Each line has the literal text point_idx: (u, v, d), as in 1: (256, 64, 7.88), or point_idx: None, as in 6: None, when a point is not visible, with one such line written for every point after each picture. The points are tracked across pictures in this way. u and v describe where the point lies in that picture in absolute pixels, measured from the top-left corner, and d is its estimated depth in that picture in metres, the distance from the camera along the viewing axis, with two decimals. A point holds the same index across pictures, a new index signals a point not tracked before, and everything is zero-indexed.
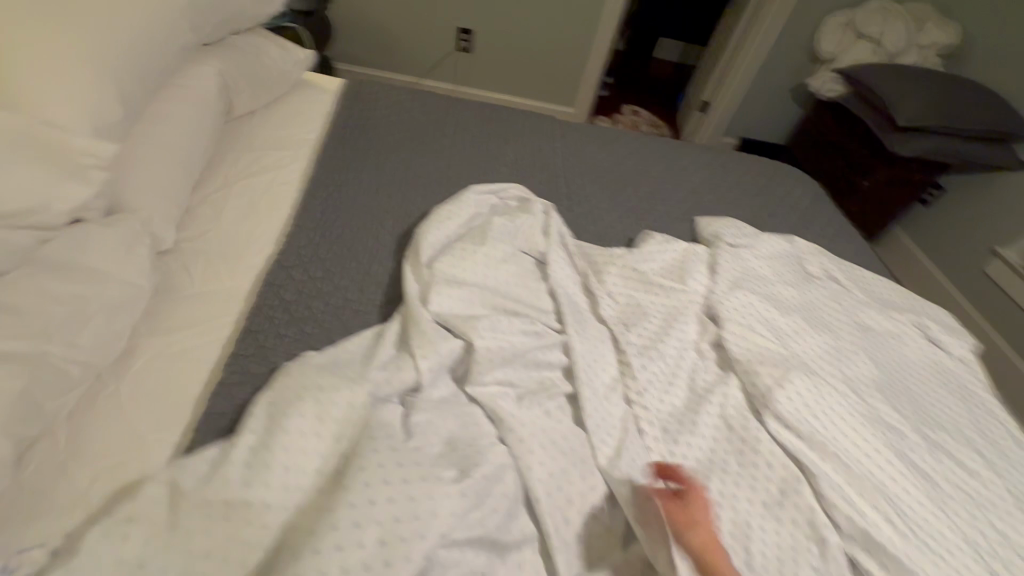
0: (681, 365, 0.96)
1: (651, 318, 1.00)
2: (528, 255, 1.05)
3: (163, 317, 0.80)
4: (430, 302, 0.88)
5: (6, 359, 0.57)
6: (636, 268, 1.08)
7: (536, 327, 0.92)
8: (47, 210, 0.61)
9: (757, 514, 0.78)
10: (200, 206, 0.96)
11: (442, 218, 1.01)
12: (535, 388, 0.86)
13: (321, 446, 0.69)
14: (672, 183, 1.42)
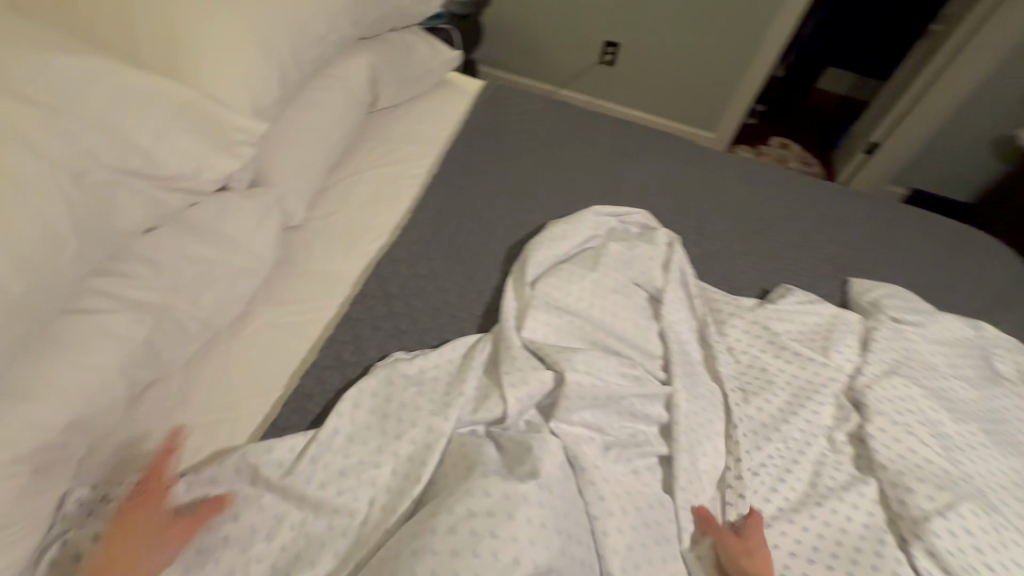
0: (805, 454, 0.80)
1: (776, 391, 0.85)
2: (641, 289, 0.94)
3: (279, 288, 0.83)
4: (524, 327, 0.82)
5: (139, 308, 0.62)
6: (766, 327, 0.92)
7: (637, 372, 0.82)
8: (198, 177, 0.66)
9: None
10: (331, 188, 1.00)
11: (554, 236, 0.95)
12: (626, 440, 0.77)
13: (394, 455, 0.68)
14: (824, 233, 1.22)
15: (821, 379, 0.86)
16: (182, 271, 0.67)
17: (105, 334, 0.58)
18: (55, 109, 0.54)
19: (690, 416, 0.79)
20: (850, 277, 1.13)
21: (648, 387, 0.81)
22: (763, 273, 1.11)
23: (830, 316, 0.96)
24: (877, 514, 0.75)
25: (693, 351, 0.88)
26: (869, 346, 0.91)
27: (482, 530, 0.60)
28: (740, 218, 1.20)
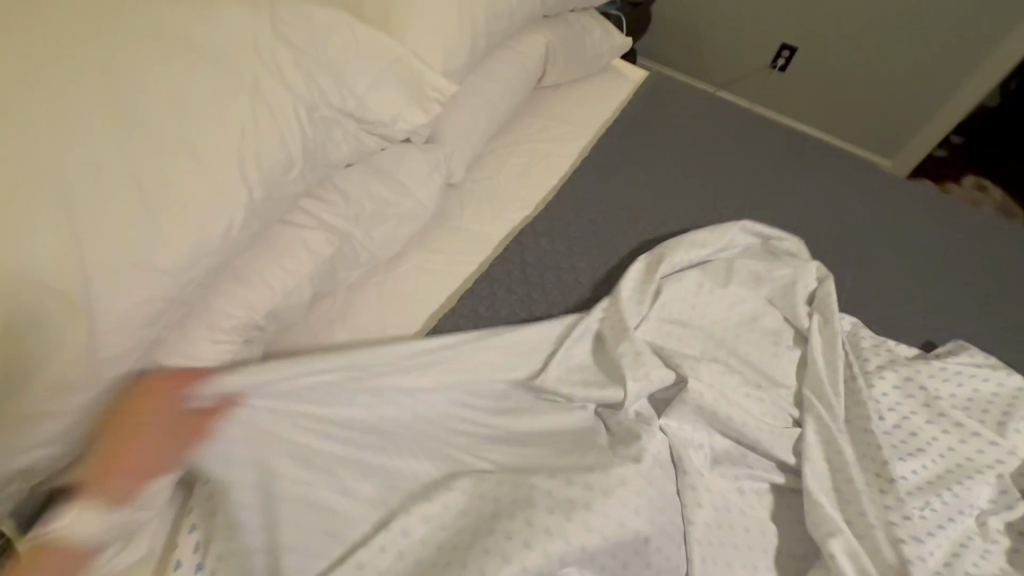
0: (947, 529, 0.70)
1: (921, 456, 0.75)
2: (776, 316, 0.87)
3: (431, 237, 0.91)
4: (638, 327, 0.81)
5: (330, 229, 0.72)
6: (923, 384, 0.80)
7: (760, 396, 0.77)
8: (394, 125, 0.74)
9: None
10: (488, 155, 1.06)
11: (689, 244, 0.90)
12: (736, 458, 0.75)
13: (508, 414, 0.73)
14: (1021, 294, 1.03)
15: (983, 465, 0.74)
16: (364, 206, 0.77)
17: (301, 245, 0.69)
18: (303, 51, 0.64)
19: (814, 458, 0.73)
20: None
21: (770, 415, 0.77)
22: (929, 327, 0.98)
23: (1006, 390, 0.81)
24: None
25: (831, 396, 0.78)
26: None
27: (583, 502, 0.63)
28: (913, 259, 1.06)
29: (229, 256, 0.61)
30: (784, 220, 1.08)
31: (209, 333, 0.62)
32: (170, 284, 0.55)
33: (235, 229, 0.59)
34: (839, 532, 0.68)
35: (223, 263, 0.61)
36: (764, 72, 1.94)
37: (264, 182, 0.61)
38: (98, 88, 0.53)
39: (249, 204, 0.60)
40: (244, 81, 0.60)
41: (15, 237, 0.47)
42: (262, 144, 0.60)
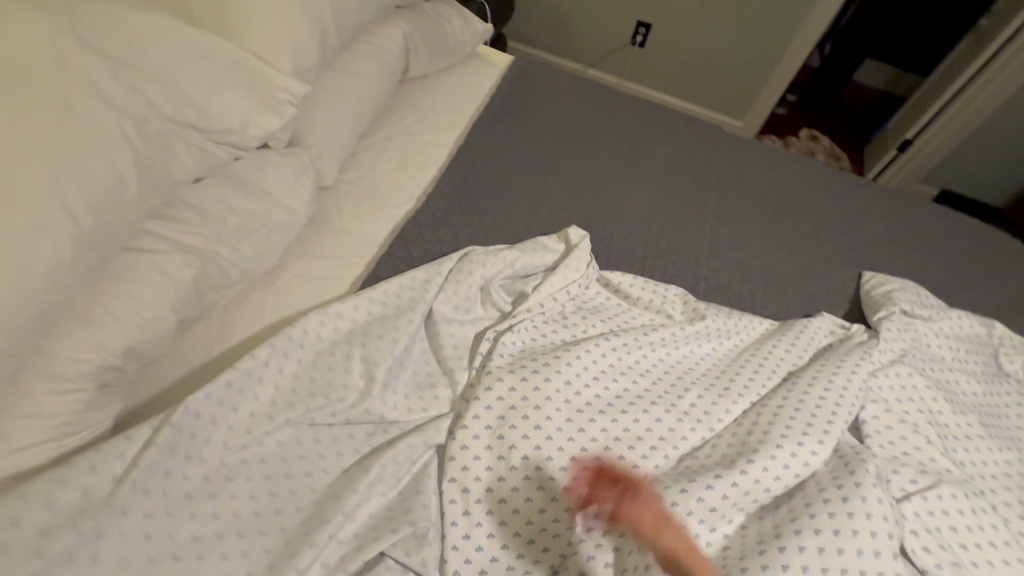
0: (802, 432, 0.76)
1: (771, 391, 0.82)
2: (648, 316, 0.92)
3: (309, 244, 0.87)
4: (501, 339, 0.79)
5: (185, 249, 0.66)
6: (760, 342, 0.92)
7: (640, 384, 0.80)
8: (243, 132, 0.69)
9: None
10: (361, 152, 1.04)
11: (533, 245, 0.91)
12: None
13: (409, 420, 0.72)
14: (842, 225, 1.21)
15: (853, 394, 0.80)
16: (225, 219, 0.71)
17: (156, 271, 0.62)
18: (123, 62, 0.58)
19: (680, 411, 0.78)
20: (865, 269, 1.13)
21: (649, 382, 0.82)
22: (780, 265, 1.11)
23: (825, 333, 0.96)
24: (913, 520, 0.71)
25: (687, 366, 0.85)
26: (877, 338, 0.92)
27: None
28: (758, 208, 1.20)
29: (61, 298, 0.52)
30: (649, 185, 1.18)
31: None
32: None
33: (65, 269, 0.51)
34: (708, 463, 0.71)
35: (57, 309, 0.52)
36: (622, 50, 2.07)
37: (95, 210, 0.54)
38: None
39: (78, 237, 0.52)
40: (51, 101, 0.52)
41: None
42: (84, 168, 0.53)
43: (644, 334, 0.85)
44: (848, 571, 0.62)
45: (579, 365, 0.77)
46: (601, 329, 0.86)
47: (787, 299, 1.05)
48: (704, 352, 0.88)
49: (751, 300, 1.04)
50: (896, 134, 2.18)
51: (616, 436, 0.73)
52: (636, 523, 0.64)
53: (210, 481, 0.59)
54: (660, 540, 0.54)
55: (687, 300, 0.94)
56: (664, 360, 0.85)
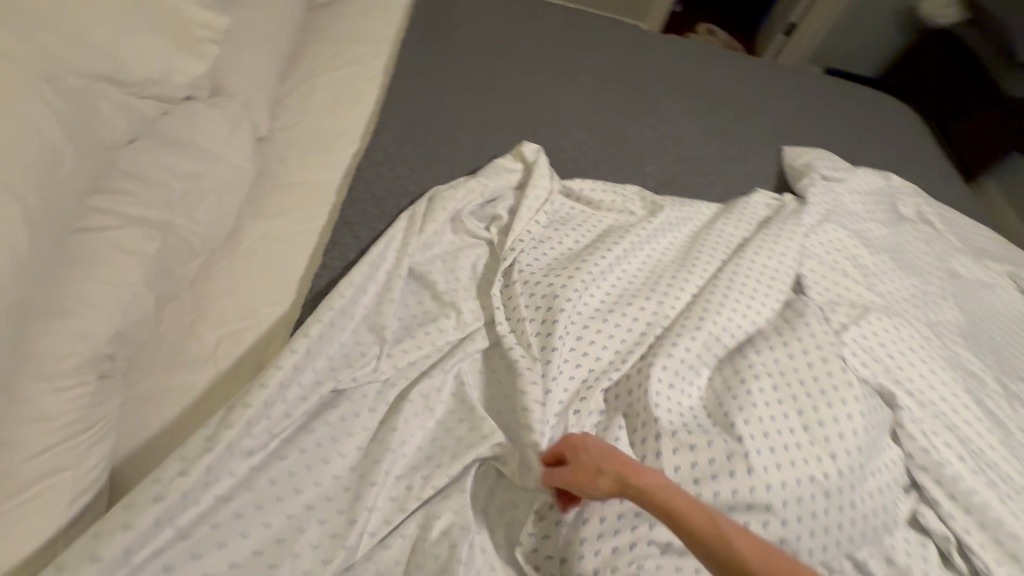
0: (755, 296, 0.86)
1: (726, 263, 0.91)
2: (613, 218, 0.96)
3: (263, 201, 0.82)
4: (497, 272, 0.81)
5: (138, 223, 0.60)
6: (711, 224, 0.99)
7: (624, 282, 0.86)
8: (166, 82, 0.61)
9: (847, 441, 0.72)
10: (286, 97, 0.95)
11: (495, 171, 0.92)
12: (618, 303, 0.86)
13: (421, 355, 0.73)
14: (760, 108, 1.31)
15: (788, 258, 0.92)
16: (170, 186, 0.65)
17: (120, 253, 0.56)
18: (11, 9, 0.48)
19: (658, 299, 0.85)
20: (784, 146, 1.23)
21: (627, 279, 0.87)
22: (715, 154, 1.19)
23: (763, 208, 1.06)
24: (855, 342, 0.85)
25: (653, 259, 0.92)
26: (806, 205, 1.04)
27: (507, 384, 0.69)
28: (687, 102, 1.26)
29: (33, 294, 0.46)
30: (586, 93, 1.19)
31: None
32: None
33: (24, 263, 0.45)
34: (687, 338, 0.79)
35: (32, 308, 0.47)
36: None
37: (37, 188, 0.46)
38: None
39: (30, 218, 0.45)
40: None
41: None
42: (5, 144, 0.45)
43: (616, 237, 0.90)
44: (800, 398, 0.75)
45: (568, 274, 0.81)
46: (576, 240, 0.90)
47: (725, 184, 1.14)
48: (669, 243, 0.95)
49: (696, 189, 1.12)
50: (784, 17, 2.30)
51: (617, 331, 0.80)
52: (635, 393, 0.74)
53: (250, 451, 0.58)
54: (643, 488, 0.59)
55: (644, 197, 1.01)
56: (639, 255, 0.90)
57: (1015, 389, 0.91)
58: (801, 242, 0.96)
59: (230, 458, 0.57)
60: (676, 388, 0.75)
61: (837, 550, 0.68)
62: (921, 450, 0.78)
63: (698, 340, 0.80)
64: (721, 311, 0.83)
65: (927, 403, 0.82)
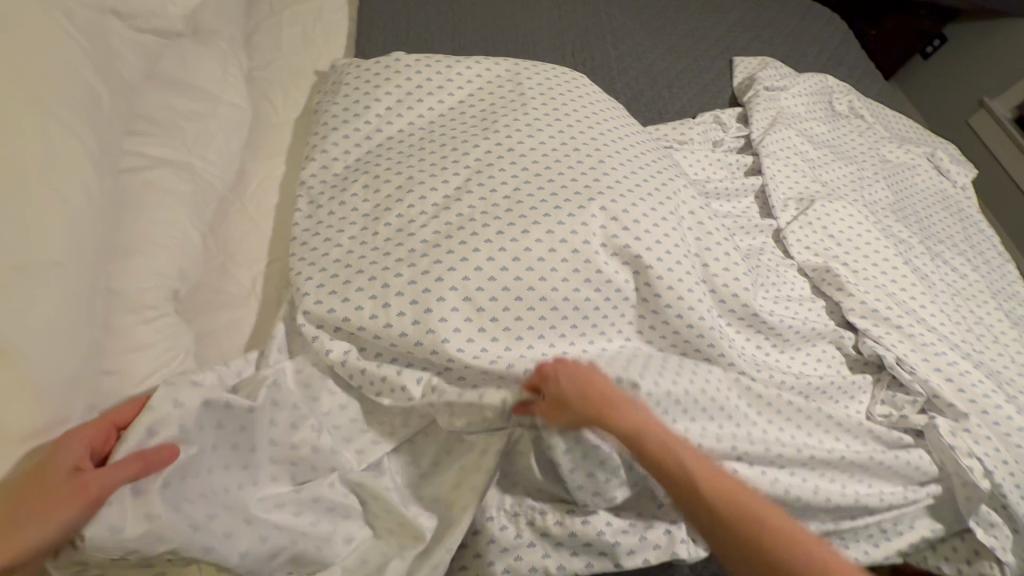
0: (723, 216, 0.99)
1: (701, 186, 1.01)
2: (616, 121, 0.89)
3: (261, 142, 0.81)
4: (459, 201, 0.70)
5: (165, 163, 0.61)
6: (687, 150, 1.06)
7: (637, 188, 0.76)
8: (167, 15, 0.61)
9: (799, 321, 0.88)
10: (255, 36, 0.93)
11: (447, 76, 0.88)
12: (642, 204, 0.74)
13: None
14: (710, 21, 1.38)
15: (736, 176, 1.06)
16: (183, 127, 0.65)
17: (161, 195, 0.58)
18: None
19: (670, 209, 0.77)
20: (734, 56, 1.32)
21: (644, 185, 0.77)
22: (675, 68, 1.25)
23: (724, 127, 1.15)
24: (800, 234, 0.98)
25: (659, 163, 0.87)
26: (749, 120, 1.15)
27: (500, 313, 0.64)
28: (643, 18, 1.30)
29: (108, 231, 0.49)
30: (549, 14, 1.20)
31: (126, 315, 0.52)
32: (78, 280, 0.44)
33: (101, 208, 0.48)
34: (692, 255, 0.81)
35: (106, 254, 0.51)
36: None
37: (90, 126, 0.48)
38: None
39: (90, 155, 0.47)
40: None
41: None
42: (61, 83, 0.46)
43: (538, 116, 0.81)
44: (766, 299, 0.89)
45: (421, 168, 0.74)
46: (474, 127, 0.80)
47: (687, 96, 1.22)
48: (650, 141, 0.93)
49: (664, 101, 1.19)
50: None
51: (515, 219, 0.68)
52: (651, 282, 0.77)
53: (301, 368, 0.62)
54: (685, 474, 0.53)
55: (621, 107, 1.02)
56: (642, 155, 0.85)
57: (934, 248, 1.10)
58: (746, 161, 1.09)
59: (284, 375, 0.60)
60: (690, 307, 0.72)
61: (815, 394, 0.81)
62: (860, 301, 0.90)
63: (700, 257, 0.81)
64: (719, 226, 0.87)
65: (870, 269, 0.96)
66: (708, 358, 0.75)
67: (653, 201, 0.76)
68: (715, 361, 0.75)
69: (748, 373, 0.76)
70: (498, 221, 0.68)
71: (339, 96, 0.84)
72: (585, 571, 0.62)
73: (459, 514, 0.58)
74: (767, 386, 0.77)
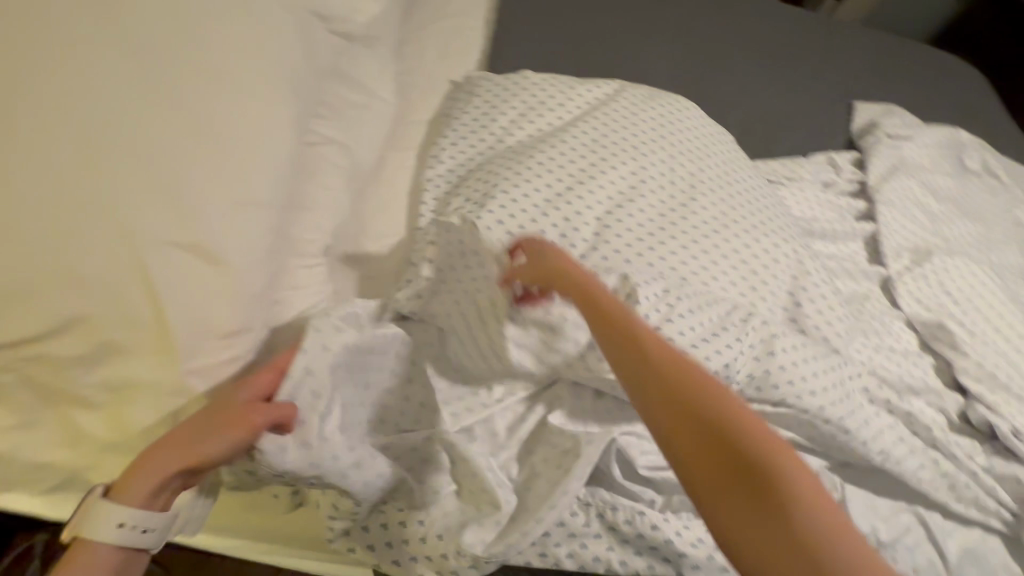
0: (828, 258, 0.97)
1: (807, 226, 1.00)
2: (726, 155, 0.91)
3: (399, 136, 0.92)
4: (568, 212, 0.75)
5: (333, 142, 0.72)
6: (801, 187, 1.05)
7: (729, 236, 0.80)
8: (351, 21, 0.73)
9: (900, 375, 0.83)
10: (404, 44, 1.05)
11: (566, 94, 0.94)
12: (737, 253, 0.79)
13: None
14: (833, 63, 1.36)
15: (846, 219, 1.04)
16: (348, 115, 0.76)
17: (328, 164, 0.69)
18: None
19: (766, 261, 0.80)
20: (855, 100, 1.28)
21: (742, 232, 0.81)
22: (790, 108, 1.24)
23: (837, 169, 1.13)
24: (912, 287, 0.93)
25: (765, 203, 0.87)
26: (866, 164, 1.11)
27: None
28: (762, 55, 1.31)
29: (294, 186, 0.60)
30: (669, 44, 1.25)
31: (296, 259, 0.63)
32: (270, 222, 0.54)
33: (292, 170, 0.59)
34: (788, 298, 0.80)
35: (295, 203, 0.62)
36: None
37: (297, 101, 0.59)
38: (94, 32, 0.47)
39: (293, 123, 0.58)
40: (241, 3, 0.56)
41: (118, 195, 0.45)
42: (284, 65, 0.57)
43: (651, 138, 0.85)
44: (870, 344, 0.85)
45: (538, 158, 0.78)
46: (589, 131, 0.84)
47: (800, 136, 1.20)
48: (756, 173, 0.94)
49: (774, 138, 1.18)
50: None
51: (616, 238, 0.75)
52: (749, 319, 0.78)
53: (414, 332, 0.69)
54: (630, 327, 0.54)
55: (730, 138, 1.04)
56: (746, 194, 0.86)
57: None
58: (857, 206, 1.06)
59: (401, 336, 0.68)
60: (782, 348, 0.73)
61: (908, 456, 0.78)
62: (974, 364, 0.85)
63: (799, 304, 0.80)
64: (822, 273, 0.86)
65: (990, 336, 0.89)
66: (792, 399, 0.72)
67: (750, 250, 0.80)
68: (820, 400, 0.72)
69: (832, 420, 0.72)
70: (588, 244, 0.75)
71: (471, 102, 0.93)
72: (645, 572, 0.65)
73: (536, 492, 0.62)
74: (862, 436, 0.74)
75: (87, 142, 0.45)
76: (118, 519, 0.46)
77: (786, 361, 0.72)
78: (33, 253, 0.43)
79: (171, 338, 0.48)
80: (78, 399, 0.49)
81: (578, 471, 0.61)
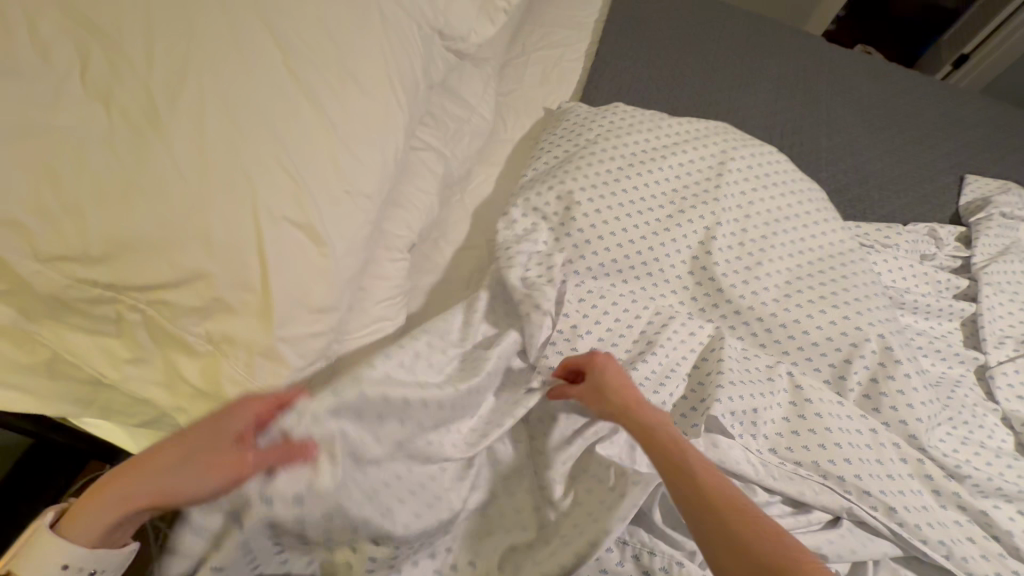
0: (916, 332, 0.90)
1: (897, 295, 0.94)
2: (814, 211, 0.87)
3: (490, 151, 0.96)
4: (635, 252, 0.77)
5: (433, 148, 0.77)
6: (895, 254, 0.99)
7: (794, 301, 0.78)
8: (467, 40, 0.79)
9: (989, 472, 0.75)
10: (506, 68, 1.11)
11: (655, 122, 0.93)
12: (803, 319, 0.76)
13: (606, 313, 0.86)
14: (946, 131, 1.28)
15: (943, 295, 0.96)
16: (448, 126, 0.81)
17: (425, 169, 0.74)
18: None
19: (842, 329, 0.76)
20: (967, 173, 1.20)
21: (812, 299, 0.77)
22: (892, 172, 1.18)
23: (938, 243, 1.05)
24: (1012, 378, 0.85)
25: (851, 266, 0.82)
26: (973, 242, 1.03)
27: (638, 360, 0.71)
28: (867, 115, 1.26)
29: (393, 185, 0.65)
30: (768, 93, 1.23)
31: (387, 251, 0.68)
32: (368, 216, 0.59)
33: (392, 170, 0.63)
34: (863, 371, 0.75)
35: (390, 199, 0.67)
36: None
37: (406, 106, 0.64)
38: (260, 36, 0.54)
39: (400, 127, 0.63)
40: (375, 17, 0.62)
41: (256, 178, 0.51)
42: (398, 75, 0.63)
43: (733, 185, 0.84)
44: (954, 432, 0.78)
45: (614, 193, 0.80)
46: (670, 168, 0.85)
47: (900, 202, 1.14)
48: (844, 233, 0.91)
49: (870, 201, 1.13)
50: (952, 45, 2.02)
51: (674, 284, 0.79)
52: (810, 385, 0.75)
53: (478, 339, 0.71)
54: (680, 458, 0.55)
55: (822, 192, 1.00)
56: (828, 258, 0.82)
57: None
58: (958, 284, 0.98)
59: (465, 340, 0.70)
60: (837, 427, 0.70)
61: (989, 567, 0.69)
62: None
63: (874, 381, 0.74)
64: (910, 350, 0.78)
65: None
66: (851, 480, 0.67)
67: (825, 318, 0.76)
68: (881, 487, 0.67)
69: (898, 508, 0.67)
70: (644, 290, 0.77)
71: (560, 126, 0.96)
72: None
73: (573, 519, 0.61)
74: (932, 533, 0.67)
75: (234, 127, 0.51)
76: (57, 563, 0.48)
77: (845, 438, 0.69)
78: (164, 217, 0.49)
79: (271, 308, 0.52)
80: (184, 344, 0.54)
81: (621, 510, 0.59)
